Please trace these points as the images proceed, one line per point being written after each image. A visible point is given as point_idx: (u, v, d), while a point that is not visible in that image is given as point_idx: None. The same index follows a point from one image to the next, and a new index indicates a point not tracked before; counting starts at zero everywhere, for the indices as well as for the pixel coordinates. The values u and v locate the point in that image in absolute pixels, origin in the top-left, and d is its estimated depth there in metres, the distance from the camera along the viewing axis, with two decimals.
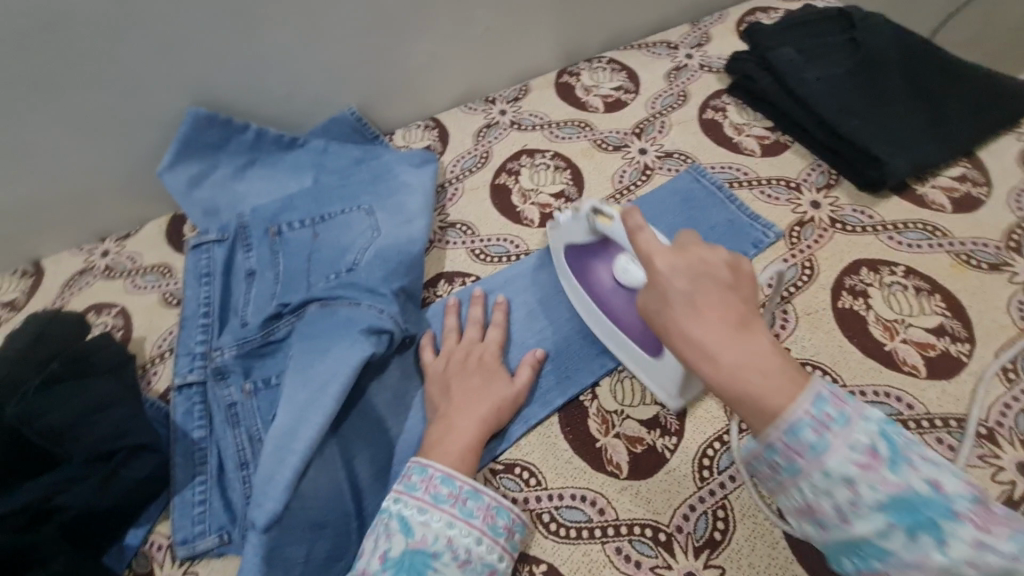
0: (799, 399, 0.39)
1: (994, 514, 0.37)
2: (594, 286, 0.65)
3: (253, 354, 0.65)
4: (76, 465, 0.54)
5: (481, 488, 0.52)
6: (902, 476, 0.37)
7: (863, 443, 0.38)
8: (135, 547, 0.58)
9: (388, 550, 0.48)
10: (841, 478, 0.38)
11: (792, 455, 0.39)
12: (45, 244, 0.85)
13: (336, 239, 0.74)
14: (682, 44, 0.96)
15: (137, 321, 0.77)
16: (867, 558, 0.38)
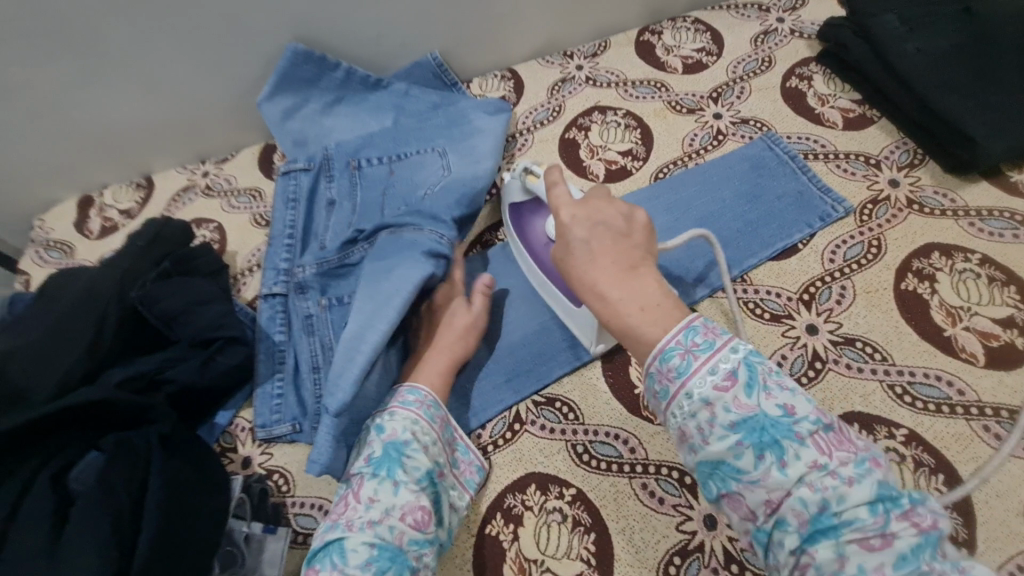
0: (672, 330, 0.44)
1: (860, 447, 0.40)
2: (528, 240, 0.68)
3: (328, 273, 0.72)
4: (183, 347, 0.64)
5: (440, 399, 0.60)
6: (754, 399, 0.40)
7: (723, 368, 0.41)
8: (222, 426, 0.67)
9: (370, 452, 0.55)
10: (700, 399, 0.41)
11: (663, 379, 0.43)
12: (156, 161, 0.96)
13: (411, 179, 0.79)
14: (775, 6, 0.92)
15: (231, 237, 0.86)
16: (726, 480, 0.41)
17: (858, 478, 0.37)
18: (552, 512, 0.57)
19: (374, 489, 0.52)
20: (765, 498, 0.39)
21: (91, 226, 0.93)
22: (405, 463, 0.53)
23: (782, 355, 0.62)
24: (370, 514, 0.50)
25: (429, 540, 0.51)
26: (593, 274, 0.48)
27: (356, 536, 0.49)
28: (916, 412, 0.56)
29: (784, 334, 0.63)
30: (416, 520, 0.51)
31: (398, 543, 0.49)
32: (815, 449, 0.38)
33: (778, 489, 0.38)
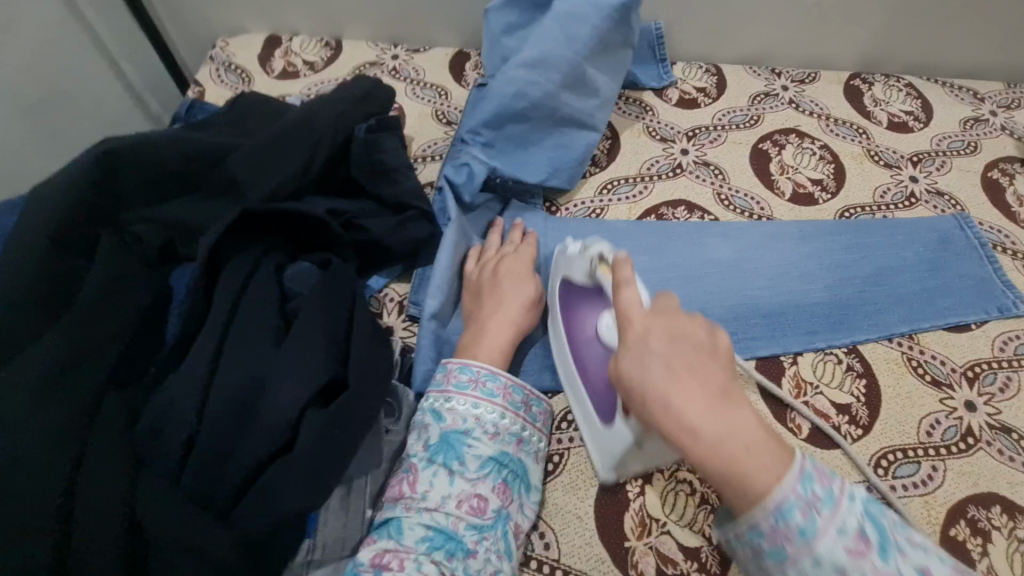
0: (783, 476, 0.35)
1: None
2: (576, 339, 0.59)
3: (452, 162, 0.71)
4: (375, 205, 0.65)
5: (498, 370, 0.54)
6: (894, 566, 0.33)
7: (851, 524, 0.34)
8: (374, 290, 0.66)
9: (427, 438, 0.51)
10: (831, 568, 0.34)
11: (779, 539, 0.35)
12: (354, 28, 0.97)
13: (560, 97, 0.72)
14: (990, 99, 0.92)
15: (410, 122, 0.87)
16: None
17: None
18: (681, 481, 0.58)
19: (428, 479, 0.48)
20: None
21: (274, 65, 0.94)
22: (466, 451, 0.49)
23: (936, 419, 0.62)
24: (427, 502, 0.47)
25: (490, 526, 0.48)
26: (653, 373, 0.40)
27: (411, 519, 0.46)
28: None
29: (941, 400, 0.63)
30: (472, 507, 0.48)
31: (452, 526, 0.47)
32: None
33: None
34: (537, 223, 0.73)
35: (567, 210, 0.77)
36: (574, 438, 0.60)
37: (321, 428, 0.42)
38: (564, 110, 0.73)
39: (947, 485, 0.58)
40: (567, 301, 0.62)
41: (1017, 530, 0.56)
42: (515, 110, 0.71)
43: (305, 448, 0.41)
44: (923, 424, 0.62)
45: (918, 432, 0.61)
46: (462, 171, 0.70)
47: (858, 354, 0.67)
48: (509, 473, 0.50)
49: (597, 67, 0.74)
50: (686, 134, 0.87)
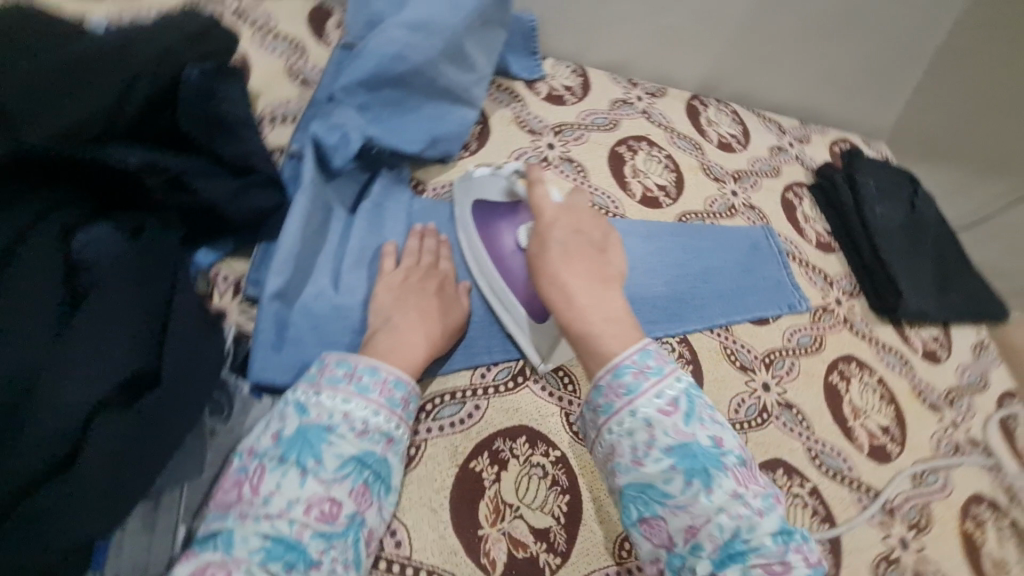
0: (629, 349, 0.53)
1: (764, 489, 0.49)
2: (498, 251, 0.67)
3: (322, 120, 0.64)
4: (211, 164, 0.54)
5: (379, 365, 0.50)
6: (691, 428, 0.50)
7: (666, 394, 0.51)
8: (201, 267, 0.57)
9: (282, 429, 0.46)
10: (643, 419, 0.50)
11: (612, 396, 0.52)
12: None
13: (438, 67, 0.69)
14: (789, 133, 1.12)
15: (256, 75, 0.76)
16: (649, 502, 0.48)
17: (766, 510, 0.47)
18: (535, 466, 0.60)
19: (277, 480, 0.43)
20: (684, 523, 0.47)
21: None
22: (324, 450, 0.45)
23: (742, 399, 0.73)
24: (269, 509, 0.42)
25: (342, 533, 0.43)
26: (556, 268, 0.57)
27: (247, 530, 0.41)
28: (820, 474, 0.71)
29: (746, 382, 0.75)
30: (323, 512, 0.43)
31: (295, 538, 0.41)
32: (732, 478, 0.48)
33: (700, 515, 0.46)
34: (402, 204, 0.69)
35: (434, 193, 0.74)
36: (430, 431, 0.58)
37: (112, 436, 0.40)
38: (441, 80, 0.70)
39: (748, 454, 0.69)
40: (479, 216, 0.69)
41: (792, 487, 0.69)
42: (392, 75, 0.66)
43: (93, 461, 0.39)
44: (733, 404, 0.73)
45: (728, 411, 0.72)
46: (335, 130, 0.63)
47: (688, 344, 0.76)
48: (370, 474, 0.46)
49: (474, 44, 0.73)
50: (553, 129, 0.90)
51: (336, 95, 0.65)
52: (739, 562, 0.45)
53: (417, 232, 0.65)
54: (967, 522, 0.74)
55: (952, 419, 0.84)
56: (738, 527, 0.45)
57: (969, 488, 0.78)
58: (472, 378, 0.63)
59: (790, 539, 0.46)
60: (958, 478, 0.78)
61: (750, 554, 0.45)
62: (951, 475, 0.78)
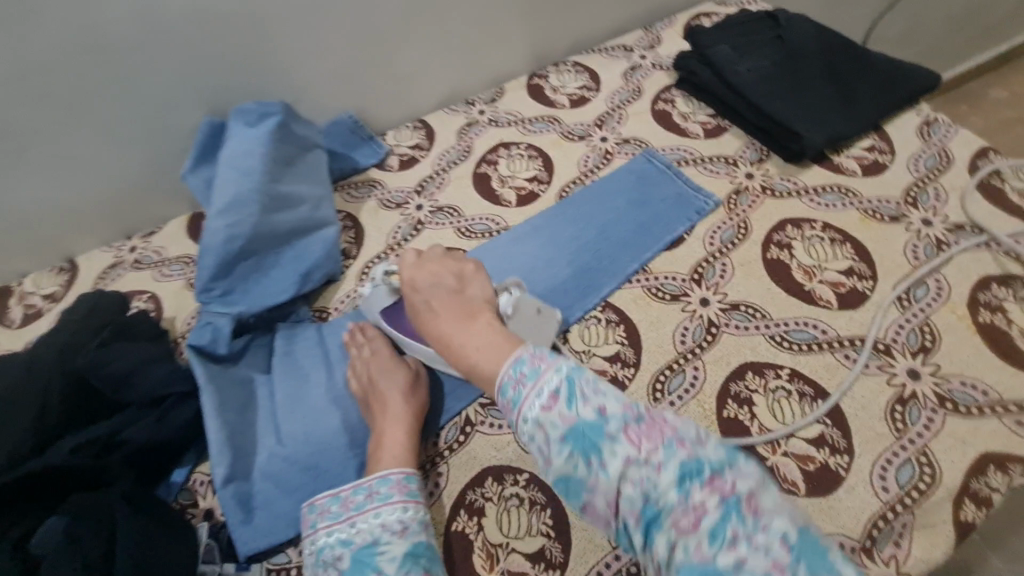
0: (504, 365, 0.53)
1: (668, 435, 0.47)
2: (411, 329, 0.72)
3: (195, 326, 0.69)
4: (134, 409, 0.64)
5: (387, 472, 0.60)
6: (575, 411, 0.48)
7: (547, 390, 0.50)
8: (180, 484, 0.66)
9: (341, 566, 0.55)
10: (533, 423, 0.49)
11: (508, 411, 0.52)
12: (79, 242, 0.97)
13: (270, 221, 0.76)
14: (637, 46, 1.09)
15: (167, 304, 0.88)
16: (575, 494, 0.48)
17: (664, 463, 0.45)
18: (510, 497, 0.63)
19: None
20: (607, 501, 0.46)
21: (13, 315, 0.92)
22: (381, 559, 0.54)
23: (684, 327, 0.72)
24: None
25: None
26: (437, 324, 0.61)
27: None
28: (794, 355, 0.68)
29: (683, 310, 0.74)
30: None
31: None
32: (627, 444, 0.46)
33: (608, 492, 0.46)
34: (311, 337, 0.77)
35: (337, 310, 0.81)
36: None
37: None
38: (280, 227, 0.77)
39: (710, 377, 0.68)
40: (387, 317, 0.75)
41: (769, 384, 0.66)
42: (234, 252, 0.73)
43: None
44: (677, 337, 0.72)
45: (675, 347, 0.71)
46: (206, 329, 0.68)
47: (611, 306, 0.76)
48: (426, 558, 0.55)
49: (291, 182, 0.79)
50: (415, 190, 0.95)
51: (198, 299, 0.71)
52: (659, 526, 0.44)
53: (350, 338, 0.74)
54: (982, 315, 0.67)
55: (922, 218, 0.77)
56: (645, 491, 0.45)
57: (970, 278, 0.70)
58: (427, 449, 0.68)
59: (699, 480, 0.44)
60: (953, 275, 0.71)
61: (663, 516, 0.44)
62: (943, 277, 0.71)
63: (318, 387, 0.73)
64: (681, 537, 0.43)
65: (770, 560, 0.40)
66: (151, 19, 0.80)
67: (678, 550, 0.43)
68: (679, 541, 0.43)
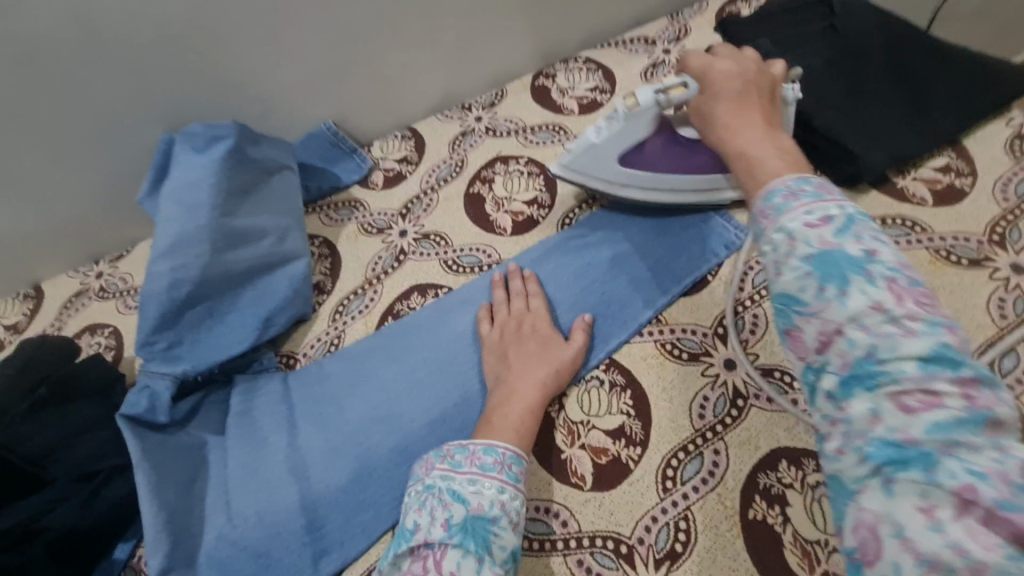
0: (785, 177, 0.42)
1: (938, 315, 0.34)
2: (664, 168, 0.69)
3: (132, 391, 0.61)
4: (63, 485, 0.57)
5: (494, 442, 0.53)
6: (844, 239, 0.37)
7: (822, 209, 0.38)
8: (122, 561, 0.58)
9: (450, 517, 0.48)
10: (785, 233, 0.38)
11: (763, 219, 0.41)
12: (42, 268, 0.90)
13: (222, 261, 0.66)
14: (659, 39, 0.94)
15: (127, 341, 0.80)
16: (789, 314, 0.38)
17: (922, 330, 0.33)
18: None
19: (457, 562, 0.45)
20: (821, 339, 0.35)
21: None
22: (493, 542, 0.47)
23: (704, 397, 0.60)
24: None
25: None
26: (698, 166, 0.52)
27: None
28: None
29: (703, 374, 0.62)
30: None
31: None
32: (886, 292, 0.34)
33: (830, 323, 0.35)
34: (273, 391, 0.68)
35: (306, 355, 0.72)
36: None
37: None
38: (235, 269, 0.67)
39: (734, 464, 0.56)
40: (620, 159, 0.68)
41: (807, 478, 0.54)
42: (180, 299, 0.64)
43: None
44: (694, 408, 0.60)
45: (692, 422, 0.59)
46: (142, 396, 0.61)
47: (616, 365, 0.64)
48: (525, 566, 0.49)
49: (248, 214, 0.69)
50: (400, 213, 0.84)
51: (138, 355, 0.62)
52: (869, 385, 0.33)
53: (500, 281, 0.72)
54: None
55: (1011, 263, 0.62)
56: (875, 344, 0.33)
57: None
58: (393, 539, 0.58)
59: (951, 368, 0.32)
60: None
61: (882, 378, 0.33)
62: None
63: (275, 453, 0.63)
64: (891, 412, 0.32)
65: (998, 471, 0.29)
66: (90, 34, 0.68)
67: (879, 423, 0.32)
68: (888, 414, 0.32)
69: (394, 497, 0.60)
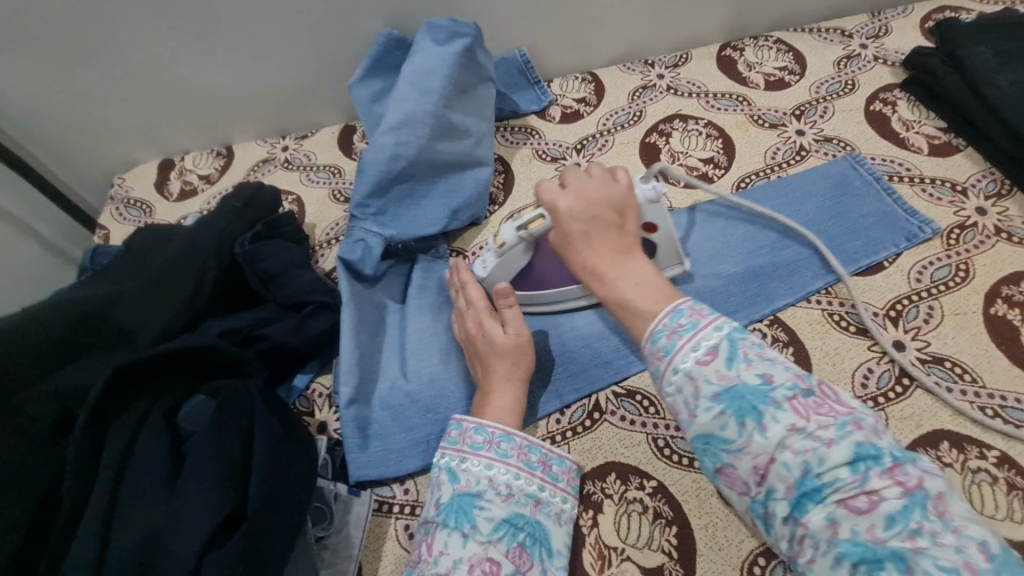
0: (659, 313, 0.45)
1: (843, 413, 0.39)
2: (540, 278, 0.67)
3: (347, 241, 0.69)
4: (274, 309, 0.67)
5: (484, 422, 0.55)
6: (736, 371, 0.41)
7: (705, 343, 0.42)
8: (299, 390, 0.66)
9: (439, 497, 0.52)
10: (685, 374, 0.42)
11: (656, 359, 0.44)
12: (238, 132, 0.99)
13: (434, 148, 0.72)
14: (858, 33, 0.93)
15: (310, 210, 0.89)
16: (717, 453, 0.41)
17: (837, 439, 0.37)
18: (633, 502, 0.58)
19: (443, 541, 0.49)
20: (756, 469, 0.39)
21: (171, 188, 0.97)
22: (477, 514, 0.50)
23: (868, 368, 0.62)
24: (438, 568, 0.48)
25: None
26: (590, 257, 0.50)
27: None
28: (1009, 435, 0.56)
29: (869, 348, 0.64)
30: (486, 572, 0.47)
31: None
32: (793, 413, 0.39)
33: (762, 455, 0.39)
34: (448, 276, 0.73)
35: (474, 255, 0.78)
36: None
37: None
38: (442, 159, 0.73)
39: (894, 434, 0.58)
40: (513, 283, 0.67)
41: (969, 461, 0.56)
42: (395, 172, 0.70)
43: None
44: (857, 378, 0.62)
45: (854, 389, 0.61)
46: (356, 247, 0.68)
47: (781, 324, 0.67)
48: (525, 535, 0.51)
49: (460, 113, 0.75)
50: (575, 147, 0.88)
51: (352, 212, 0.70)
52: (818, 499, 0.37)
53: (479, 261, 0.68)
54: None
55: None
56: (806, 461, 0.37)
57: None
58: (548, 426, 0.63)
59: (877, 464, 0.37)
60: None
61: (827, 491, 0.37)
62: None
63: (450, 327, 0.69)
64: (849, 517, 0.36)
65: (961, 559, 0.34)
66: None
67: (841, 529, 0.36)
68: (845, 520, 0.36)
69: (552, 390, 0.65)
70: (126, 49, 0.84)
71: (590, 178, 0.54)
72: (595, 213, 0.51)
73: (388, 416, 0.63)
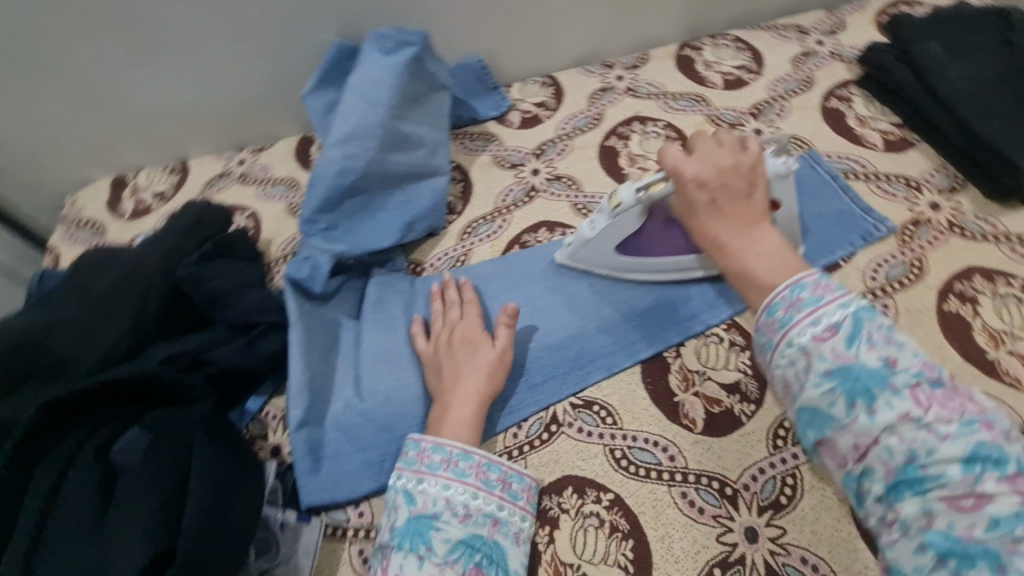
0: (782, 283, 0.43)
1: (972, 411, 0.36)
2: (660, 244, 0.68)
3: (296, 258, 0.68)
4: (224, 329, 0.64)
5: (441, 440, 0.54)
6: (855, 350, 0.38)
7: (828, 320, 0.40)
8: (252, 413, 0.65)
9: (395, 520, 0.51)
10: (799, 347, 0.40)
11: (769, 331, 0.42)
12: (192, 147, 0.97)
13: (385, 160, 0.71)
14: (814, 29, 0.93)
15: (265, 225, 0.87)
16: (820, 428, 0.39)
17: (956, 434, 0.35)
18: (590, 516, 0.57)
19: (399, 564, 0.48)
20: (859, 451, 0.37)
21: (125, 207, 0.94)
22: (433, 536, 0.49)
23: None
24: None
25: None
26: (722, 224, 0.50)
27: None
28: None
29: None
30: None
31: None
32: (911, 400, 0.36)
33: (867, 436, 0.36)
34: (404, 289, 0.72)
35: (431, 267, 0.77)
36: None
37: None
38: (394, 170, 0.72)
39: None
40: (620, 247, 0.68)
41: None
42: (344, 186, 0.69)
43: None
44: None
45: None
46: (305, 265, 0.67)
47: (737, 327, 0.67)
48: (482, 555, 0.50)
49: (412, 122, 0.74)
50: (534, 153, 0.87)
51: (301, 229, 0.69)
52: (918, 490, 0.34)
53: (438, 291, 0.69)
54: None
55: None
56: (913, 449, 0.35)
57: None
58: (505, 441, 0.62)
59: (995, 468, 0.34)
60: None
61: (930, 483, 0.34)
62: None
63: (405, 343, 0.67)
64: (947, 512, 0.33)
65: None
66: None
67: (935, 522, 0.33)
68: (943, 514, 0.33)
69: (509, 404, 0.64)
70: (68, 65, 0.82)
71: (719, 146, 0.54)
72: (724, 179, 0.51)
73: (342, 437, 0.62)
